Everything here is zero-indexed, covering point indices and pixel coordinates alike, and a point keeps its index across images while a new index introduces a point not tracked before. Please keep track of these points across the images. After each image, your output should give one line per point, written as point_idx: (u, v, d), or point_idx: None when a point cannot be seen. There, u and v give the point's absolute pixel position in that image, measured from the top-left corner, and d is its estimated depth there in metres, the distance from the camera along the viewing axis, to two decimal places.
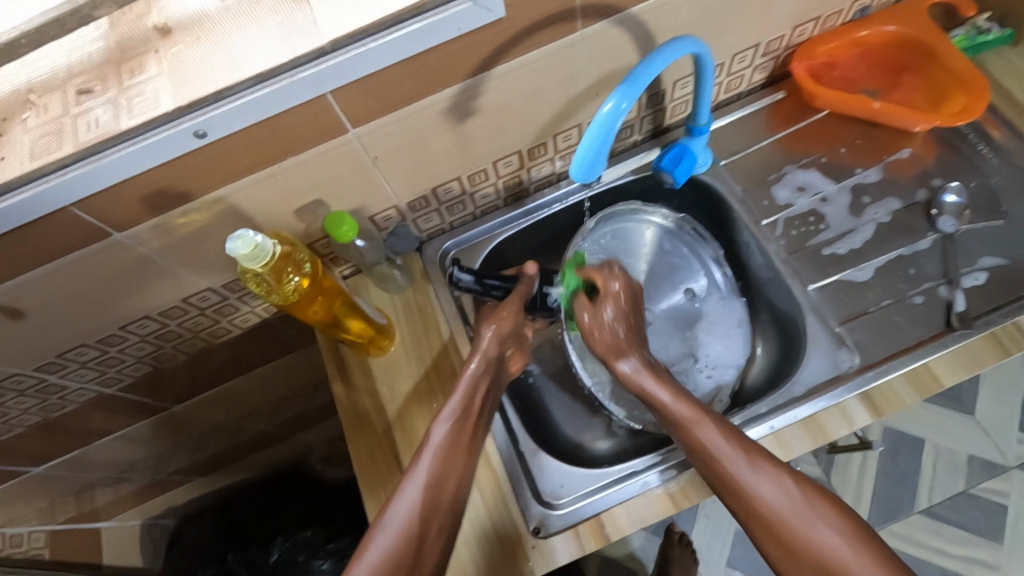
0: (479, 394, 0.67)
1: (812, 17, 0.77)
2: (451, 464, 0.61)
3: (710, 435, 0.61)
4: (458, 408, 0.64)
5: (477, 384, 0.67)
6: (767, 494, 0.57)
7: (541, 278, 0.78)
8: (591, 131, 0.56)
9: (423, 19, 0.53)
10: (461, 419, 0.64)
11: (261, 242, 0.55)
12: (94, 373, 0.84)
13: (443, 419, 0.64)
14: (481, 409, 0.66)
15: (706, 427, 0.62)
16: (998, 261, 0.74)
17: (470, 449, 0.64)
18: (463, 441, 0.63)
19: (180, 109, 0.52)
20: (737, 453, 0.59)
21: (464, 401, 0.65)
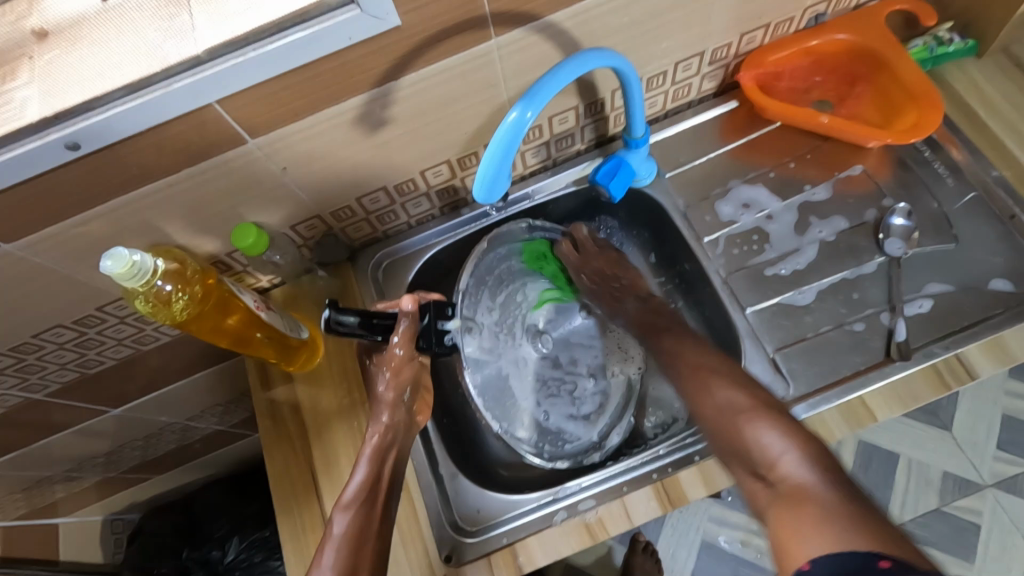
0: (380, 471, 0.63)
1: (759, 25, 0.73)
2: (359, 555, 0.58)
3: (719, 394, 0.65)
4: (361, 489, 0.61)
5: (381, 458, 0.64)
6: (725, 401, 0.65)
7: (432, 314, 0.67)
8: (492, 144, 0.52)
9: (306, 27, 0.50)
10: (362, 503, 0.61)
11: (138, 260, 0.53)
12: (15, 380, 0.82)
13: (346, 503, 0.61)
14: (386, 488, 0.63)
15: (715, 384, 0.66)
16: (945, 287, 0.70)
17: (381, 526, 0.61)
18: (367, 528, 0.60)
19: (48, 120, 0.49)
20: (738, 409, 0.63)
21: (364, 481, 0.62)
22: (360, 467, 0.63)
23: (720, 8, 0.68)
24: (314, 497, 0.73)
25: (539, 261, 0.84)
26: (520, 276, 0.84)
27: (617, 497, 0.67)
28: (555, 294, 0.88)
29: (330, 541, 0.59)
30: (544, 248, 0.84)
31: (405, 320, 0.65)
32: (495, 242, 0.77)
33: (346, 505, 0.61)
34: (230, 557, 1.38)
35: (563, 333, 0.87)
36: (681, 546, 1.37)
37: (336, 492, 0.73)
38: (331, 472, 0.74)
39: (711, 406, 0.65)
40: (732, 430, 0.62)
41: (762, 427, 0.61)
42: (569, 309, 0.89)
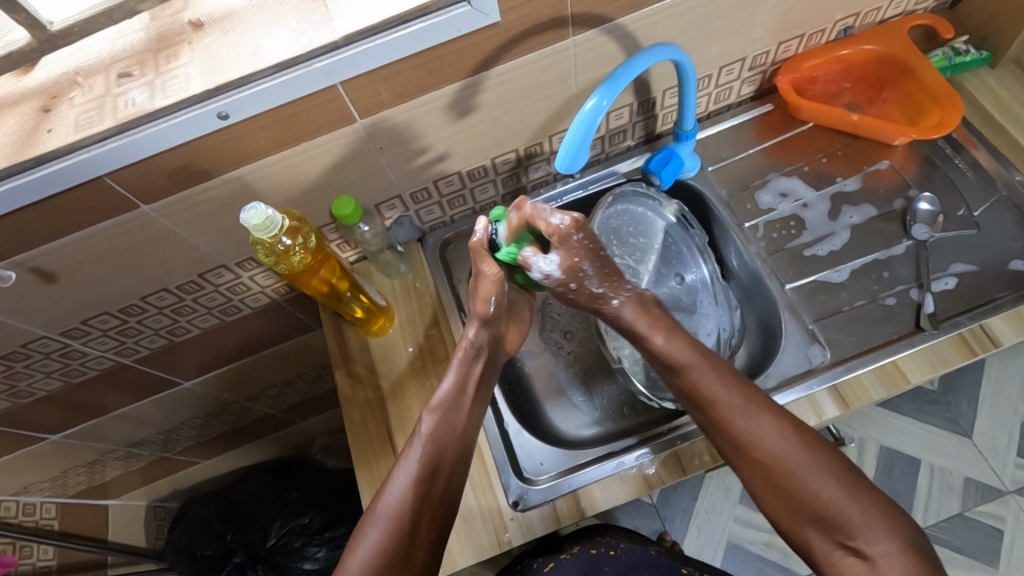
0: (467, 381, 0.72)
1: (795, 35, 0.83)
2: (443, 450, 0.67)
3: (761, 432, 0.64)
4: (449, 394, 0.70)
5: (468, 366, 0.73)
6: (773, 441, 0.63)
7: None
8: (575, 125, 0.62)
9: (425, 19, 0.60)
10: (447, 407, 0.70)
11: (272, 215, 0.61)
12: (114, 342, 0.90)
13: (433, 407, 0.70)
14: (472, 392, 0.72)
15: (752, 419, 0.65)
16: (968, 267, 0.77)
17: (463, 429, 0.69)
18: (448, 429, 0.68)
19: (208, 92, 0.59)
20: (793, 448, 0.63)
21: (454, 384, 0.71)
22: (450, 373, 0.72)
23: (765, 16, 0.77)
24: (390, 450, 0.80)
25: (652, 222, 0.89)
26: (639, 226, 0.89)
27: (670, 448, 0.74)
28: (667, 253, 0.89)
29: (419, 437, 0.68)
30: (649, 212, 0.89)
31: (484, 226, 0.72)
32: (610, 206, 0.86)
33: (433, 408, 0.69)
34: (272, 541, 1.42)
35: (674, 290, 0.89)
36: (708, 545, 1.40)
37: None
38: (405, 427, 0.81)
39: (765, 448, 0.64)
40: (788, 470, 0.62)
41: (809, 463, 0.62)
42: (680, 266, 0.89)
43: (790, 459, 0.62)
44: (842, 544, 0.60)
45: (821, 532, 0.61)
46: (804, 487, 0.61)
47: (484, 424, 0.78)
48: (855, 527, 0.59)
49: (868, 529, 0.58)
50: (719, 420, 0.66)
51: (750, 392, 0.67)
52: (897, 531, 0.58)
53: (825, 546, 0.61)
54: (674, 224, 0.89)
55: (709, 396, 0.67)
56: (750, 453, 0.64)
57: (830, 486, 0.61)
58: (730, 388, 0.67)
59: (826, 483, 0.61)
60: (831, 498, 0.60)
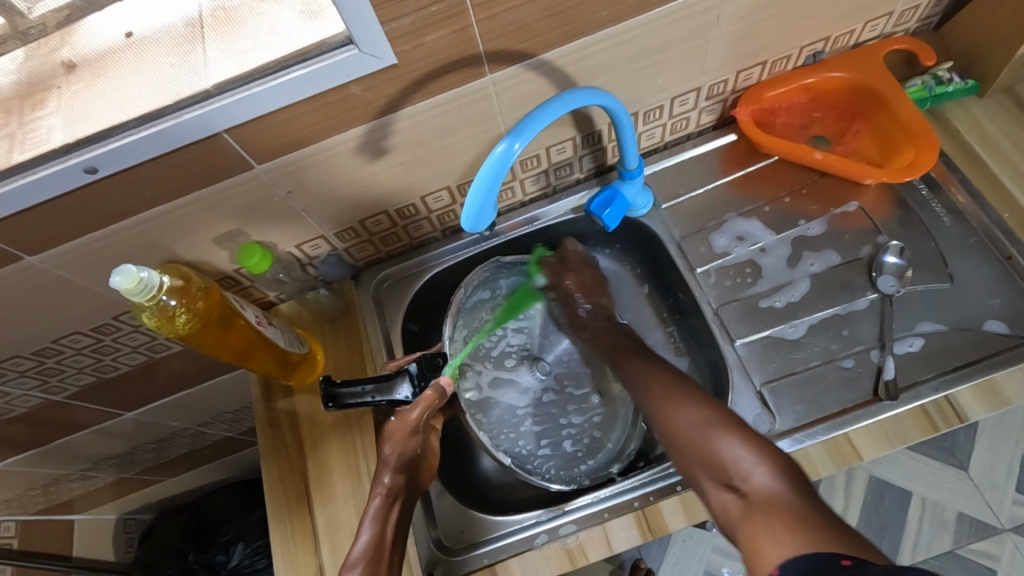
0: (385, 530, 0.64)
1: (755, 63, 0.75)
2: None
3: (680, 416, 0.63)
4: (367, 548, 0.63)
5: (385, 515, 0.65)
6: (692, 421, 0.62)
7: (424, 364, 0.72)
8: (480, 176, 0.55)
9: (308, 65, 0.54)
10: (367, 560, 0.62)
11: (146, 276, 0.56)
12: (36, 381, 0.87)
13: (354, 562, 0.62)
14: (393, 545, 0.64)
15: (675, 405, 0.64)
16: (937, 326, 0.70)
17: None
18: None
19: (71, 146, 0.54)
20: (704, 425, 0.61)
21: (370, 540, 0.63)
22: (365, 527, 0.64)
23: (715, 46, 0.70)
24: (307, 510, 0.75)
25: (528, 285, 0.87)
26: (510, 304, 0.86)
27: (598, 523, 0.68)
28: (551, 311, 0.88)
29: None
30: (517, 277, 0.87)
31: (436, 392, 0.71)
32: (473, 285, 0.82)
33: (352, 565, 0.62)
34: (235, 561, 1.41)
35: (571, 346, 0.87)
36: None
37: (328, 504, 0.75)
38: (324, 485, 0.76)
39: (676, 427, 0.63)
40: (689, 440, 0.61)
41: (686, 410, 0.63)
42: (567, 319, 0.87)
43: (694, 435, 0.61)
44: (729, 487, 0.57)
45: (705, 472, 0.59)
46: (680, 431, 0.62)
47: None
48: (748, 473, 0.56)
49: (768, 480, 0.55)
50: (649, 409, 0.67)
51: (665, 376, 0.68)
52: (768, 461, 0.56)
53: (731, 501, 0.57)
54: (553, 281, 0.87)
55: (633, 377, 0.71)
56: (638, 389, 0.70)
57: (743, 455, 0.57)
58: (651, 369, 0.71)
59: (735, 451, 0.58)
60: (732, 457, 0.57)
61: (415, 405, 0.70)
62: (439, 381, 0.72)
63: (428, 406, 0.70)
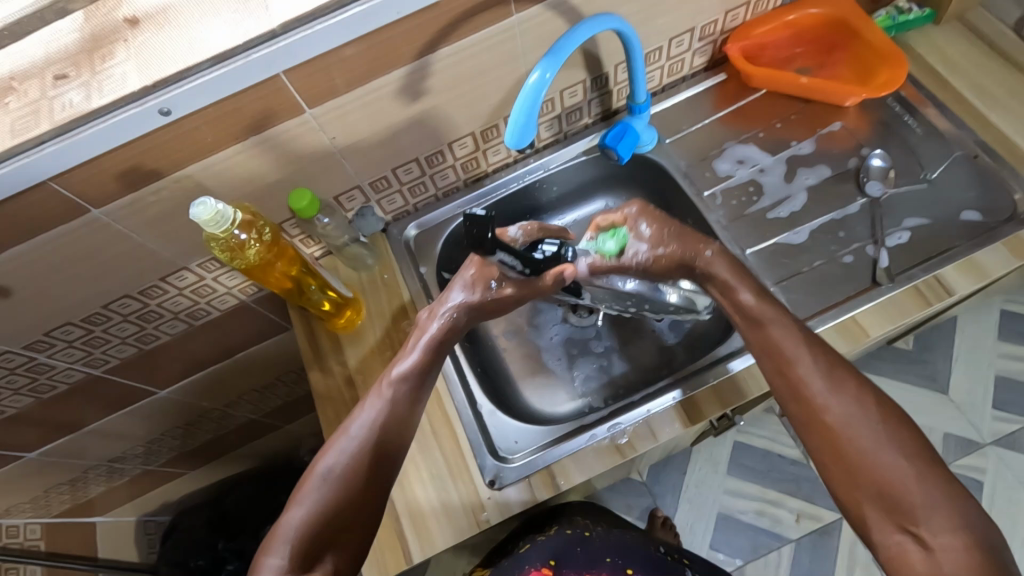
0: (433, 360, 0.70)
1: (741, 2, 0.83)
2: (400, 419, 0.66)
3: (889, 459, 0.57)
4: (411, 369, 0.68)
5: (435, 349, 0.70)
6: (897, 472, 0.57)
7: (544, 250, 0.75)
8: (521, 99, 0.62)
9: (364, 3, 0.60)
10: (415, 376, 0.68)
11: (222, 210, 0.61)
12: (80, 353, 0.89)
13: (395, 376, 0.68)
14: (432, 372, 0.70)
15: (875, 447, 0.58)
16: (921, 221, 0.79)
17: (414, 409, 0.67)
18: (408, 402, 0.67)
19: (146, 89, 0.58)
20: (911, 477, 0.56)
21: (418, 361, 0.69)
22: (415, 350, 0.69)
23: None
24: None
25: None
26: None
27: (643, 418, 0.74)
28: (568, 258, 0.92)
29: (375, 401, 0.66)
30: None
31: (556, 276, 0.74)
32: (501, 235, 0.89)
33: (393, 379, 0.67)
34: None
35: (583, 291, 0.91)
36: (700, 516, 1.28)
37: None
38: None
39: (884, 465, 0.57)
40: (854, 457, 0.59)
41: (888, 452, 0.58)
42: None
43: (862, 445, 0.59)
44: (902, 526, 0.56)
45: (880, 507, 0.57)
46: (883, 473, 0.57)
47: (457, 409, 0.78)
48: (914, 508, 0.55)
49: (930, 516, 0.55)
50: (807, 407, 0.62)
51: (893, 424, 0.59)
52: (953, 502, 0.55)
53: (878, 522, 0.57)
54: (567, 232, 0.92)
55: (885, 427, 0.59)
56: (816, 419, 0.62)
57: (897, 462, 0.57)
58: (894, 431, 0.59)
59: (922, 479, 0.56)
60: (906, 476, 0.56)
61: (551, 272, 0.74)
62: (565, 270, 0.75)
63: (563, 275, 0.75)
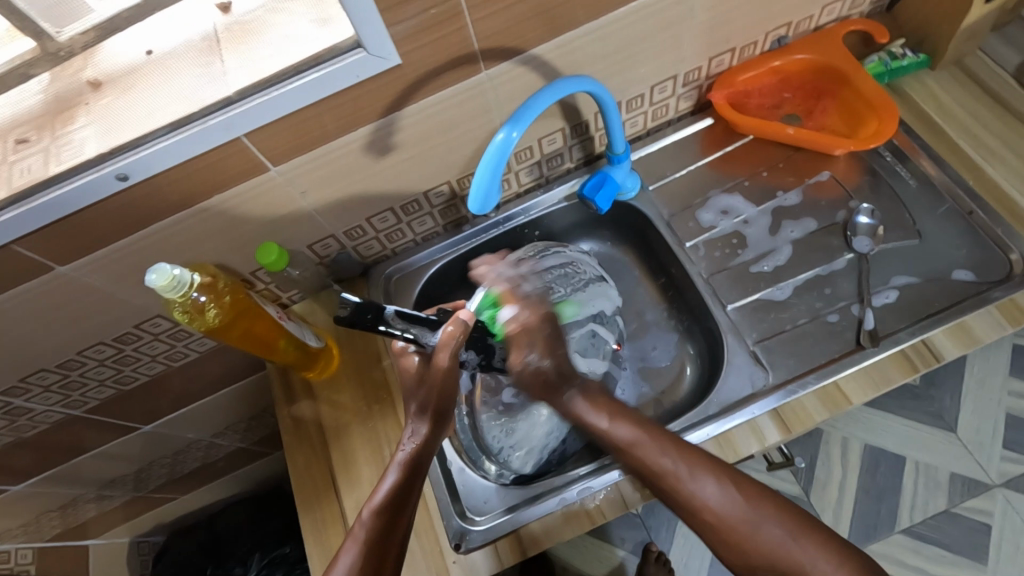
0: (414, 479, 0.64)
1: (726, 49, 0.81)
2: (381, 559, 0.60)
3: (769, 533, 0.59)
4: (389, 496, 0.63)
5: (411, 473, 0.64)
6: (778, 538, 0.59)
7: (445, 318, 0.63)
8: (484, 162, 0.60)
9: (321, 68, 0.59)
10: (389, 508, 0.63)
11: (178, 274, 0.61)
12: (58, 396, 0.90)
13: (375, 507, 0.63)
14: (413, 496, 0.64)
15: (754, 523, 0.60)
16: (910, 279, 0.76)
17: (399, 542, 0.62)
18: (390, 536, 0.62)
19: (104, 155, 0.58)
20: (792, 540, 0.59)
21: (394, 488, 0.63)
22: (391, 470, 0.64)
23: (691, 36, 0.75)
24: (334, 495, 0.79)
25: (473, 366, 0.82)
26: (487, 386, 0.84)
27: (614, 483, 0.72)
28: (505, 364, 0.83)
29: (354, 541, 0.62)
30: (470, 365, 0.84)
31: (457, 328, 0.59)
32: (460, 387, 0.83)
33: (373, 508, 0.63)
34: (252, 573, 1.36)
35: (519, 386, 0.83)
36: (694, 554, 1.25)
37: (354, 488, 0.78)
38: (348, 470, 0.80)
39: (713, 508, 0.61)
40: (738, 530, 0.60)
41: (770, 527, 0.60)
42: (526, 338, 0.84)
43: (736, 519, 0.60)
44: None
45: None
46: (768, 548, 0.59)
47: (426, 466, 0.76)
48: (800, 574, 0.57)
49: (819, 568, 0.57)
50: (665, 487, 0.64)
51: (702, 459, 0.64)
52: (831, 549, 0.58)
53: None
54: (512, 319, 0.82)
55: (698, 499, 0.62)
56: (697, 516, 0.62)
57: (773, 532, 0.59)
58: (733, 491, 0.61)
59: (790, 546, 0.58)
60: (780, 549, 0.59)
61: (442, 347, 0.59)
62: (458, 314, 0.59)
63: (453, 349, 0.59)
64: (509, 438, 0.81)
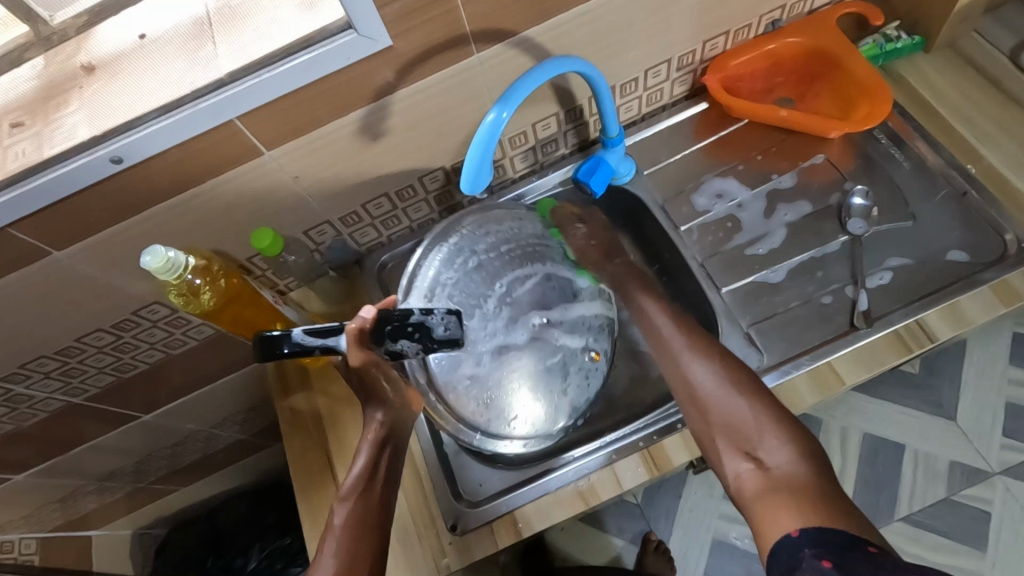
0: (379, 461, 0.67)
1: (719, 33, 0.81)
2: (359, 540, 0.61)
3: (734, 403, 0.64)
4: (357, 479, 0.65)
5: (377, 452, 0.67)
6: (743, 412, 0.63)
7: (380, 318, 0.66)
8: (475, 142, 0.60)
9: (312, 50, 0.59)
10: (358, 492, 0.64)
11: (173, 256, 0.61)
12: (58, 383, 0.90)
13: (345, 495, 0.64)
14: (383, 472, 0.66)
15: (719, 383, 0.66)
16: (904, 260, 0.76)
17: (378, 518, 0.64)
18: (366, 516, 0.63)
19: (97, 138, 0.59)
20: (753, 417, 0.63)
21: (361, 471, 0.66)
22: (359, 454, 0.66)
23: (683, 19, 0.76)
24: (331, 479, 0.79)
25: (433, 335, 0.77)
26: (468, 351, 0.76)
27: (607, 465, 0.73)
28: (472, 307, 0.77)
29: (332, 530, 0.63)
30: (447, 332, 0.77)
31: (359, 323, 0.62)
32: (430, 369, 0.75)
33: (343, 499, 0.64)
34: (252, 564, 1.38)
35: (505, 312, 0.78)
36: (692, 543, 1.25)
37: (351, 473, 0.79)
38: (345, 454, 0.80)
39: (696, 384, 0.67)
40: (711, 401, 0.65)
41: (735, 400, 0.64)
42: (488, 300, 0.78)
43: (715, 392, 0.66)
44: (746, 454, 0.62)
45: (726, 441, 0.64)
46: (730, 414, 0.64)
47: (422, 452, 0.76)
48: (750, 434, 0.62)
49: (767, 438, 0.62)
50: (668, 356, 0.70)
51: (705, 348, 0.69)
52: (798, 436, 0.61)
53: (727, 453, 0.64)
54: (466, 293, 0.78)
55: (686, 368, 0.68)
56: (686, 389, 0.67)
57: (742, 407, 0.64)
58: (717, 367, 0.67)
59: (746, 413, 0.63)
60: (745, 417, 0.63)
61: (354, 347, 0.62)
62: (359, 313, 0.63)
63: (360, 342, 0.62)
64: (485, 387, 0.75)
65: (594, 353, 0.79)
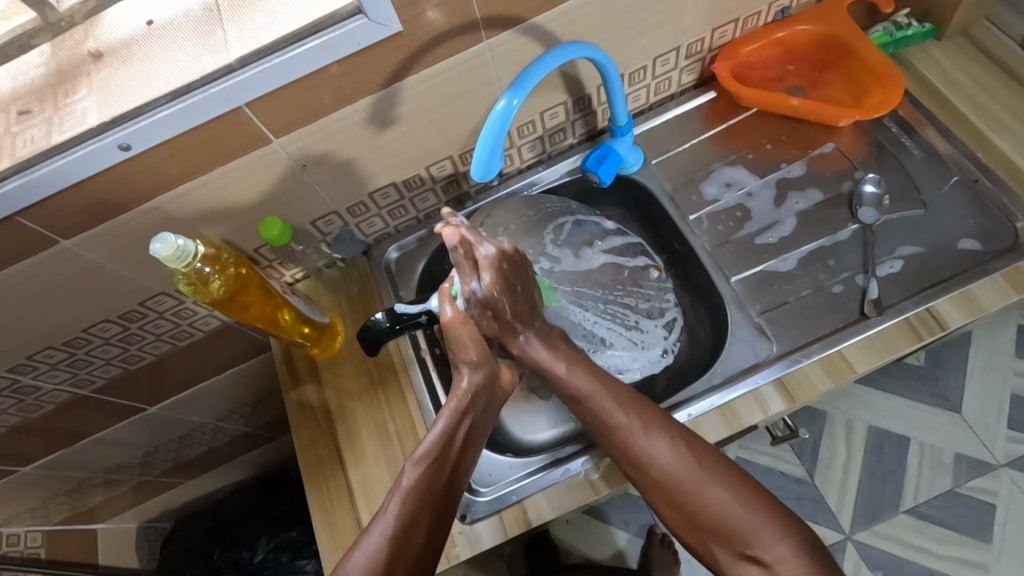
0: (457, 431, 0.61)
1: (729, 20, 0.80)
2: (419, 513, 0.56)
3: (714, 495, 0.58)
4: (435, 444, 0.60)
5: (457, 420, 0.62)
6: (724, 501, 0.58)
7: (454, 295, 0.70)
8: (487, 128, 0.59)
9: (322, 36, 0.59)
10: (435, 458, 0.59)
11: (182, 244, 0.61)
12: (65, 374, 0.90)
13: (417, 459, 0.59)
14: (461, 442, 0.62)
15: (704, 482, 0.59)
16: (915, 249, 0.75)
17: (446, 493, 0.59)
18: (435, 486, 0.58)
19: (106, 126, 0.58)
20: (737, 505, 0.58)
21: (440, 437, 0.60)
22: (441, 417, 0.61)
23: (693, 6, 0.75)
24: (339, 468, 0.79)
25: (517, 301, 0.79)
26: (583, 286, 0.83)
27: None
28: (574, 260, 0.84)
29: (398, 492, 0.58)
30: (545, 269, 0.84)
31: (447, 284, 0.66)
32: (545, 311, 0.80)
33: (415, 463, 0.59)
34: (258, 557, 1.34)
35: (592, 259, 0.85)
36: None
37: (359, 462, 0.79)
38: (354, 443, 0.80)
39: (661, 467, 0.60)
40: (682, 487, 0.59)
41: (712, 487, 0.58)
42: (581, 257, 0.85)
43: (683, 480, 0.59)
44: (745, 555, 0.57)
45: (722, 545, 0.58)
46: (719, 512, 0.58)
47: None
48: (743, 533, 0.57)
49: (763, 534, 0.57)
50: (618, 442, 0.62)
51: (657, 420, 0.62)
52: (790, 533, 0.56)
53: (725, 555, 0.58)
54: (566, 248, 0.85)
55: (648, 455, 0.61)
56: (647, 473, 0.61)
57: (728, 499, 0.58)
58: (681, 449, 0.60)
59: (736, 508, 0.58)
60: (732, 511, 0.57)
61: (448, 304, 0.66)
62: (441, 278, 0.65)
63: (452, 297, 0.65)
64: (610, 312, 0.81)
65: (654, 267, 0.86)
